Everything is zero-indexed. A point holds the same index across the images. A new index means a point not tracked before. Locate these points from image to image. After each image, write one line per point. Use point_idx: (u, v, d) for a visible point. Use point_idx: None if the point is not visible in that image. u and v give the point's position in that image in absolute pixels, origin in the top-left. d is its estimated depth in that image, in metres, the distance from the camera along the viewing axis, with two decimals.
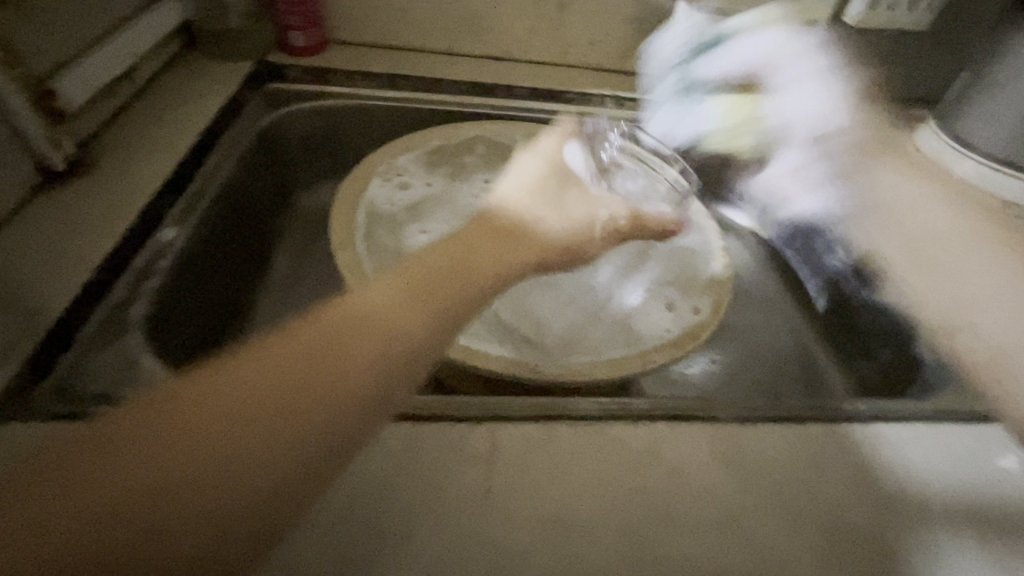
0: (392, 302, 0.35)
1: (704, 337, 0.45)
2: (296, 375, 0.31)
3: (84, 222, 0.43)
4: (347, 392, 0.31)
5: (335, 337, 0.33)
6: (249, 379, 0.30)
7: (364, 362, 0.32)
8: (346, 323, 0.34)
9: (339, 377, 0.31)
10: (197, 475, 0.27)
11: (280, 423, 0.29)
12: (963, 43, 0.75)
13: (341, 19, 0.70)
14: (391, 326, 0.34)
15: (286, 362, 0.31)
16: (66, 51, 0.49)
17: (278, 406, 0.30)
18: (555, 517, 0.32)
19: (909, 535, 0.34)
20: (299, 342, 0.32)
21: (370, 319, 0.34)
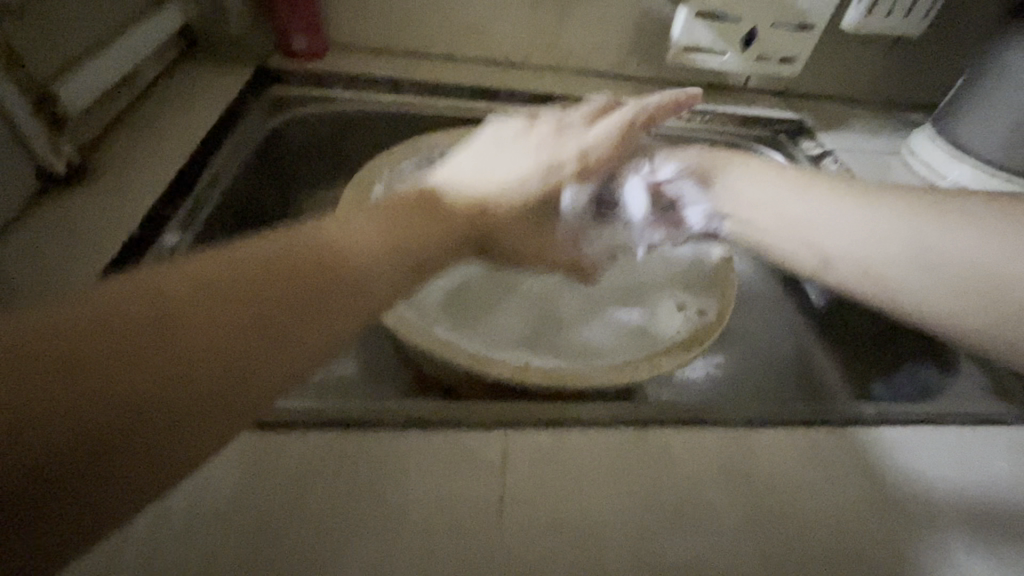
0: (341, 256, 0.30)
1: (710, 340, 0.46)
2: (252, 300, 0.26)
3: (87, 228, 0.43)
4: (296, 339, 0.26)
5: (291, 273, 0.28)
6: (189, 292, 0.24)
7: (312, 310, 0.27)
8: (298, 259, 0.29)
9: (298, 325, 0.27)
10: (131, 342, 0.22)
11: (225, 354, 0.24)
12: (957, 51, 0.76)
13: (342, 25, 0.70)
14: (341, 277, 0.29)
15: (241, 289, 0.26)
16: (68, 55, 0.48)
17: (224, 325, 0.24)
18: (568, 525, 0.32)
19: (921, 540, 0.34)
20: (259, 269, 0.27)
21: (318, 263, 0.29)
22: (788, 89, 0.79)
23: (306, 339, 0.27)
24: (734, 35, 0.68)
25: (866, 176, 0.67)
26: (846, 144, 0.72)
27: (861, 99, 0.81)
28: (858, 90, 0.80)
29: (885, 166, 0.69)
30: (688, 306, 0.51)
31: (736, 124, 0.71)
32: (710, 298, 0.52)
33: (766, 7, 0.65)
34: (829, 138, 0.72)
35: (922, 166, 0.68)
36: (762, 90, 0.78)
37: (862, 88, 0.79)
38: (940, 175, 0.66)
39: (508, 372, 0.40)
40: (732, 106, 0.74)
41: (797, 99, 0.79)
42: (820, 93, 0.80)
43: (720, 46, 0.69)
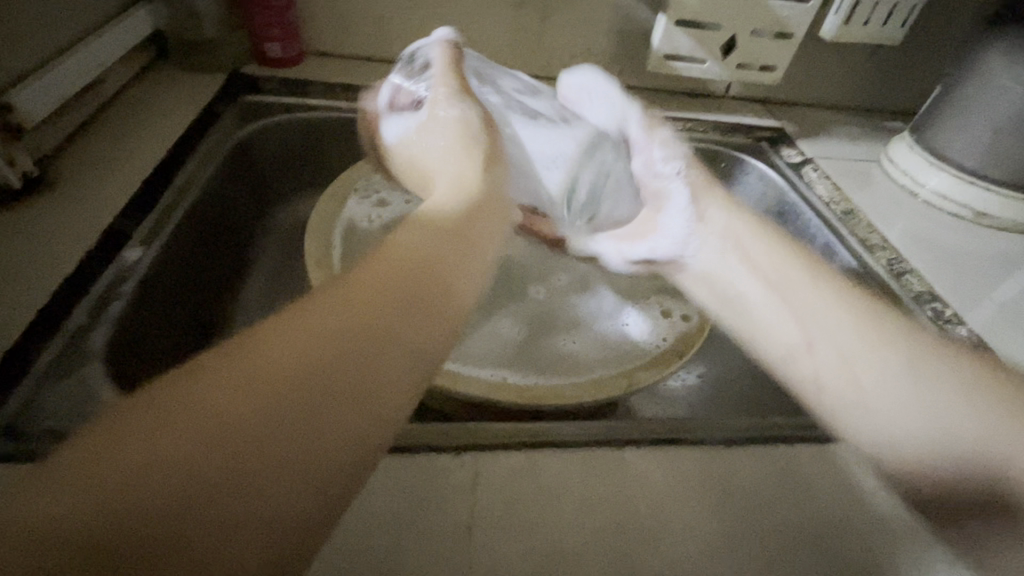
0: (341, 350, 0.21)
1: (691, 352, 0.45)
2: (254, 435, 0.18)
3: (43, 244, 0.41)
4: (316, 471, 0.19)
5: (301, 375, 0.20)
6: (169, 439, 0.17)
7: (337, 423, 0.20)
8: (300, 354, 0.20)
9: (321, 454, 0.19)
10: (92, 535, 0.16)
11: (230, 515, 0.17)
12: (934, 59, 0.76)
13: (319, 31, 0.68)
14: (355, 373, 0.21)
15: (241, 418, 0.18)
16: (23, 64, 0.46)
17: (220, 475, 0.17)
18: (542, 552, 0.31)
19: (902, 558, 0.33)
20: (258, 383, 0.19)
21: (325, 355, 0.21)
22: (768, 96, 0.79)
23: (332, 473, 0.19)
24: (714, 43, 0.67)
25: (846, 183, 0.67)
26: (826, 152, 0.72)
27: (841, 106, 0.81)
28: (838, 98, 0.80)
29: (864, 173, 0.69)
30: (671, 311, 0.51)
31: (717, 131, 0.71)
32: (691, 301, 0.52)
33: (745, 15, 0.65)
34: (809, 145, 0.72)
35: (901, 174, 0.68)
36: (742, 98, 0.78)
37: (841, 95, 0.80)
38: (918, 183, 0.66)
39: (482, 390, 0.39)
40: (713, 114, 0.74)
41: (778, 106, 0.79)
42: (800, 100, 0.80)
43: (700, 54, 0.68)
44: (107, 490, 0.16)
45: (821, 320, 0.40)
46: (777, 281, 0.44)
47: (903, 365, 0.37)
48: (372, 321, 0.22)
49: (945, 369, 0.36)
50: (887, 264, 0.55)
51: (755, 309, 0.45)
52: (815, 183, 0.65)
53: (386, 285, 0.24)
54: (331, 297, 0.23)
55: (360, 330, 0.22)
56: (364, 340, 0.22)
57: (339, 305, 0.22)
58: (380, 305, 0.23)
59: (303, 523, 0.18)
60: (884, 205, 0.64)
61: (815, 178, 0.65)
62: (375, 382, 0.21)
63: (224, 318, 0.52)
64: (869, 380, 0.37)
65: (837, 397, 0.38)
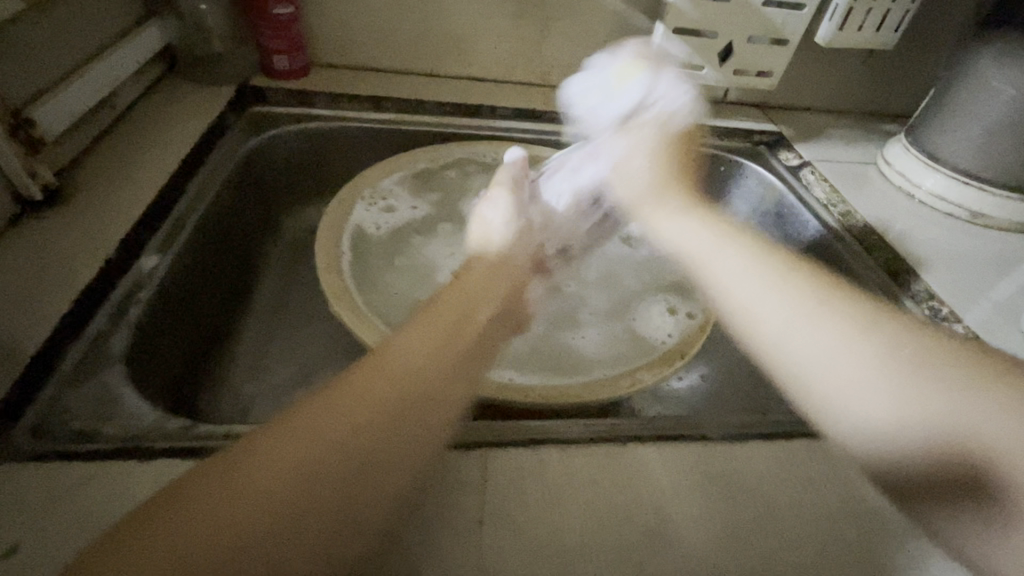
0: (395, 410, 0.29)
1: (692, 351, 0.46)
2: (339, 465, 0.26)
3: (64, 252, 0.42)
4: (383, 491, 0.27)
5: (361, 425, 0.28)
6: (284, 464, 0.26)
7: (391, 459, 0.28)
8: (364, 409, 0.28)
9: (382, 483, 0.27)
10: (241, 528, 0.23)
11: (326, 521, 0.25)
12: (929, 62, 0.78)
13: (325, 43, 0.70)
14: (401, 424, 0.29)
15: (327, 449, 0.27)
16: (42, 80, 0.48)
17: (318, 489, 0.25)
18: (549, 546, 0.32)
19: (900, 548, 0.34)
20: (333, 424, 0.27)
21: (381, 414, 0.29)
22: (766, 101, 0.80)
23: (394, 494, 0.28)
24: (711, 50, 0.69)
25: (843, 185, 0.68)
26: (824, 154, 0.73)
27: (838, 109, 0.82)
28: (834, 101, 0.81)
29: (861, 175, 0.71)
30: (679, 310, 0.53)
31: (716, 136, 0.72)
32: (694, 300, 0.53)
33: (741, 22, 0.66)
34: (806, 148, 0.74)
35: (897, 175, 0.69)
36: (740, 103, 0.79)
37: (838, 99, 0.81)
38: (914, 185, 0.67)
39: (489, 390, 0.40)
40: (712, 119, 0.75)
41: (775, 111, 0.80)
42: (797, 104, 0.81)
43: (698, 61, 0.70)
44: (249, 495, 0.24)
45: (802, 323, 0.37)
46: (806, 304, 0.37)
47: (899, 356, 0.33)
48: (418, 387, 0.31)
49: (919, 354, 0.33)
50: (884, 264, 0.56)
51: (751, 309, 0.39)
52: (812, 185, 0.66)
53: (425, 357, 0.32)
54: (385, 366, 0.31)
55: (408, 395, 0.30)
56: (411, 401, 0.30)
57: (388, 373, 0.31)
58: (423, 373, 0.31)
59: (373, 526, 0.26)
60: (881, 206, 0.65)
61: (812, 180, 0.67)
62: (422, 433, 0.30)
63: (235, 324, 0.54)
64: (843, 371, 0.34)
65: (816, 384, 0.35)
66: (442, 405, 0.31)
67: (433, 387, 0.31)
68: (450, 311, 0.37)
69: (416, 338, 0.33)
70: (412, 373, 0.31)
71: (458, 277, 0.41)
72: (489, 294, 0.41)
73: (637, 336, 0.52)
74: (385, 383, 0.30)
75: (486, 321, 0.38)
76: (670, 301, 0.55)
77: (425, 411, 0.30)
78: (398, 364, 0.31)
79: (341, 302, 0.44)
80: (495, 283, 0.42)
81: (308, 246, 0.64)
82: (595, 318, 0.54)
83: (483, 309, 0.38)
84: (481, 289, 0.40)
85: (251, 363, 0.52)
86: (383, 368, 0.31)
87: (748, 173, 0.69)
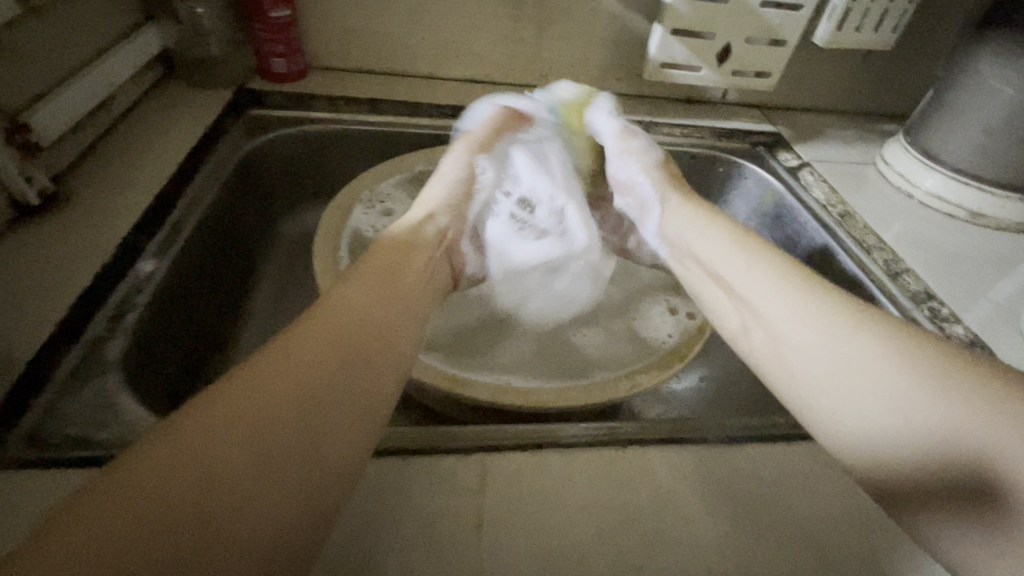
0: (323, 374, 0.29)
1: (691, 354, 0.46)
2: (267, 430, 0.26)
3: (61, 257, 0.42)
4: (318, 454, 0.27)
5: (286, 389, 0.28)
6: (209, 434, 0.25)
7: (324, 417, 0.28)
8: (288, 375, 0.28)
9: (318, 444, 0.27)
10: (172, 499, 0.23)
11: (262, 487, 0.24)
12: (927, 62, 0.78)
13: (323, 46, 0.70)
14: (327, 389, 0.29)
15: (252, 417, 0.26)
16: (38, 84, 0.48)
17: (247, 456, 0.25)
18: (549, 550, 0.32)
19: (900, 550, 0.34)
20: (256, 393, 0.27)
21: (307, 378, 0.29)
22: (764, 102, 0.80)
23: (330, 455, 0.27)
24: (709, 51, 0.69)
25: (842, 185, 0.68)
26: (823, 155, 0.73)
27: (836, 109, 0.82)
28: (832, 102, 0.81)
29: (860, 176, 0.71)
30: (679, 310, 0.53)
31: (715, 137, 0.72)
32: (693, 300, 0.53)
33: (739, 23, 0.66)
34: (805, 148, 0.74)
35: (896, 176, 0.69)
36: (738, 103, 0.79)
37: (836, 99, 0.81)
38: (913, 184, 0.67)
39: (487, 394, 0.40)
40: (710, 120, 0.75)
41: (774, 111, 0.80)
42: (795, 105, 0.81)
43: (696, 62, 0.70)
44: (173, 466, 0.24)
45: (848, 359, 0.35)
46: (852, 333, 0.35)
47: (941, 390, 0.31)
48: (341, 351, 0.31)
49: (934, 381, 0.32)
50: (884, 264, 0.56)
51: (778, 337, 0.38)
52: (811, 185, 0.66)
53: (347, 325, 0.32)
54: (306, 334, 0.31)
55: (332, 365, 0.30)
56: (337, 367, 0.30)
57: (312, 342, 0.30)
58: (346, 341, 0.31)
59: (315, 488, 0.26)
60: (880, 206, 0.65)
61: (811, 181, 0.67)
62: (349, 395, 0.30)
63: (233, 327, 0.54)
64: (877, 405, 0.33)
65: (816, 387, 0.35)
66: (368, 369, 0.31)
67: (353, 351, 0.31)
68: (368, 289, 0.35)
69: (338, 306, 0.33)
70: (337, 338, 0.31)
71: (376, 245, 0.40)
72: (402, 265, 0.39)
73: (636, 338, 0.52)
74: (310, 350, 0.30)
75: (395, 297, 0.36)
76: (670, 301, 0.55)
77: (352, 376, 0.30)
78: (323, 334, 0.31)
79: None
80: (405, 254, 0.40)
81: (306, 249, 0.64)
82: (594, 320, 0.54)
83: (401, 283, 0.38)
84: (400, 260, 0.39)
85: None
86: (305, 337, 0.31)
87: (748, 174, 0.69)
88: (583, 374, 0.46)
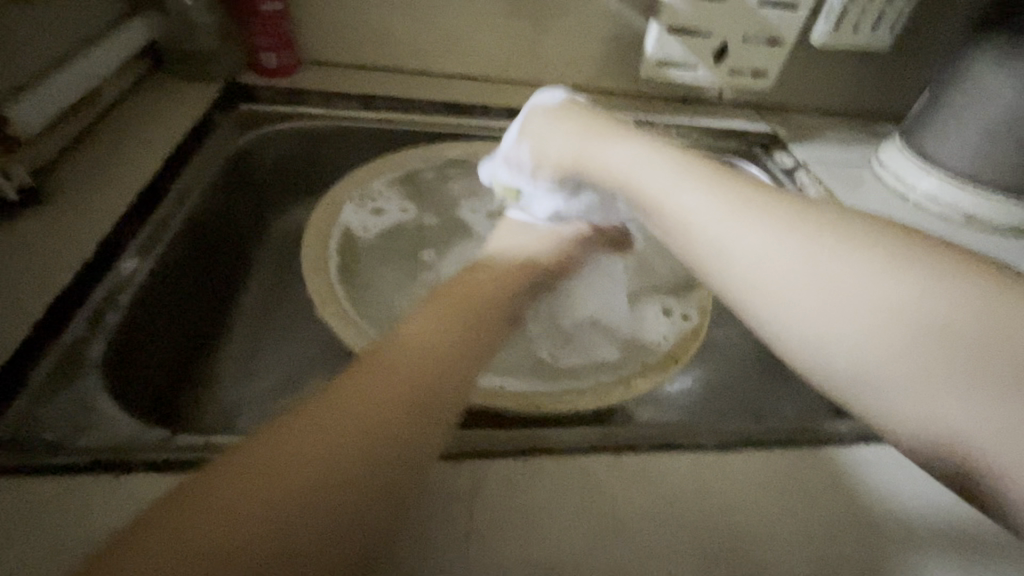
0: (388, 412, 0.28)
1: (686, 358, 0.45)
2: (340, 459, 0.26)
3: (41, 256, 0.41)
4: (385, 490, 0.26)
5: (356, 422, 0.27)
6: (285, 464, 0.25)
7: (388, 448, 0.27)
8: (360, 410, 0.28)
9: (387, 479, 0.27)
10: (253, 523, 0.23)
11: (331, 517, 0.24)
12: (924, 63, 0.77)
13: (314, 41, 0.69)
14: (395, 424, 0.28)
15: (321, 446, 0.26)
16: (18, 76, 0.46)
17: (323, 485, 0.25)
18: (541, 559, 0.31)
19: (895, 559, 0.34)
20: (327, 422, 0.27)
21: (370, 411, 0.28)
22: (761, 102, 0.79)
23: (390, 491, 0.26)
24: (706, 50, 0.68)
25: (838, 186, 0.68)
26: (819, 155, 0.73)
27: (832, 110, 0.82)
28: (829, 102, 0.81)
29: (857, 177, 0.70)
30: (674, 312, 0.52)
31: (711, 137, 0.71)
32: (687, 301, 0.53)
33: (737, 22, 0.65)
34: (802, 149, 0.73)
35: (891, 177, 0.69)
36: (735, 103, 0.79)
37: (833, 100, 0.81)
38: (908, 186, 0.67)
39: (480, 398, 0.39)
40: (708, 120, 0.74)
41: (771, 111, 0.80)
42: (792, 105, 0.81)
43: (693, 61, 0.69)
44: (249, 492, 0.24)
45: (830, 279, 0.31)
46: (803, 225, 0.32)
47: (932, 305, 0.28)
48: (407, 387, 0.30)
49: None
50: None
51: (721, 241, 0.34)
52: (807, 187, 0.65)
53: (412, 363, 0.31)
54: (372, 372, 0.30)
55: (403, 400, 0.29)
56: (402, 408, 0.29)
57: (377, 376, 0.30)
58: (408, 376, 0.30)
59: (382, 516, 0.26)
60: (877, 208, 0.65)
61: (807, 182, 0.66)
62: (413, 433, 0.29)
63: (220, 327, 0.53)
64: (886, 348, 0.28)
65: None
66: (430, 405, 0.30)
67: (421, 393, 0.30)
68: (427, 321, 0.35)
69: (406, 344, 0.33)
70: (399, 375, 0.30)
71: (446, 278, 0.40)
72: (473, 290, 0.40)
73: (630, 339, 0.51)
74: (373, 384, 0.29)
75: (469, 332, 0.35)
76: (666, 303, 0.54)
77: (418, 411, 0.29)
78: (392, 369, 0.30)
79: (328, 306, 0.43)
80: (478, 280, 0.41)
81: (297, 247, 0.63)
82: (587, 323, 0.53)
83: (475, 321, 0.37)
84: (472, 282, 0.40)
85: (237, 368, 0.51)
86: (374, 371, 0.30)
87: (743, 175, 0.69)
88: (575, 379, 0.46)
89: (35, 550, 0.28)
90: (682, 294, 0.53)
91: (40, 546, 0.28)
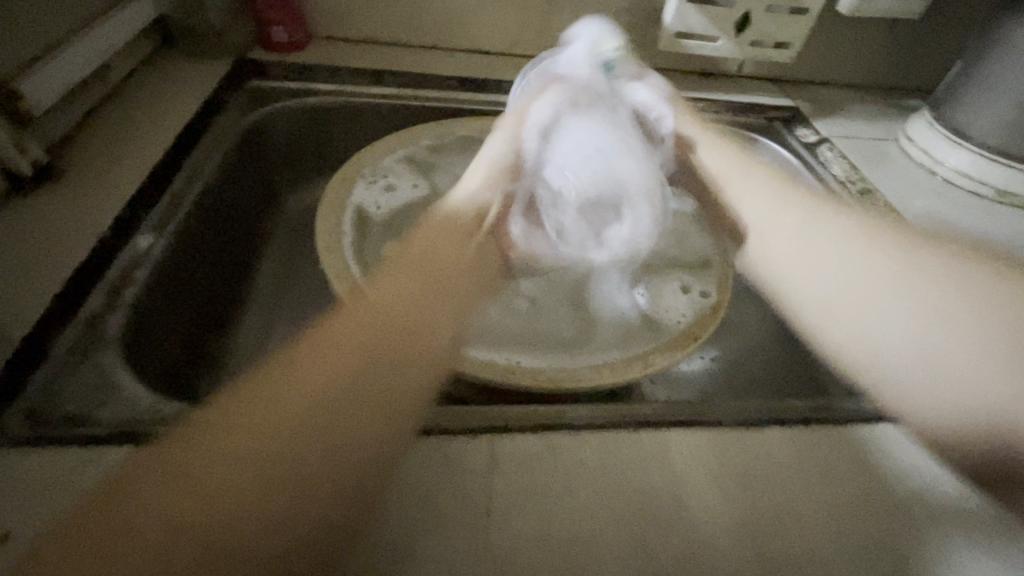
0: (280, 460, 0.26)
1: (706, 336, 0.44)
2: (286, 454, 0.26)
3: (58, 230, 0.41)
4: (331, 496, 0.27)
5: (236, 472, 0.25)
6: (176, 484, 0.25)
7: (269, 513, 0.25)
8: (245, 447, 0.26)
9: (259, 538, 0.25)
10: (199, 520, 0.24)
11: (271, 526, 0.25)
12: (957, 32, 0.74)
13: (323, 14, 0.67)
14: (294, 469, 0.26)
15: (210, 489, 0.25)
16: (27, 51, 0.46)
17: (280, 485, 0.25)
18: (560, 535, 0.31)
19: (923, 539, 0.33)
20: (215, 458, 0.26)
21: (262, 456, 0.26)
22: (782, 74, 0.77)
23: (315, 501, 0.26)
24: (727, 19, 0.66)
25: (863, 162, 0.65)
26: (844, 130, 0.70)
27: (857, 83, 0.79)
28: (854, 75, 0.78)
29: (882, 152, 0.68)
30: (692, 289, 0.51)
31: (730, 112, 0.69)
32: (704, 276, 0.52)
33: None
34: (826, 124, 0.71)
35: (919, 153, 0.66)
36: (755, 76, 0.76)
37: (858, 73, 0.78)
38: (936, 161, 0.65)
39: (496, 374, 0.39)
40: (728, 94, 0.72)
41: (793, 84, 0.77)
42: (815, 78, 0.78)
43: (713, 31, 0.67)
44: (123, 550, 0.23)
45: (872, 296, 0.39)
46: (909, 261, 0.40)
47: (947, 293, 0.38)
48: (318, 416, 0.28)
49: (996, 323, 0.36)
50: None
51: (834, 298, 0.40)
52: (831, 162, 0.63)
53: (312, 396, 0.28)
54: (272, 384, 0.28)
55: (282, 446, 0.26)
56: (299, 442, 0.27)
57: (264, 401, 0.28)
58: (294, 418, 0.27)
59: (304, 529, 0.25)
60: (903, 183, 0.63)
61: (831, 157, 0.64)
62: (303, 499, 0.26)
63: (235, 304, 0.53)
64: (903, 354, 0.37)
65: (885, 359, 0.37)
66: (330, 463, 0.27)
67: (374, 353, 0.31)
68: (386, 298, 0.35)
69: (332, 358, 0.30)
70: (269, 410, 0.27)
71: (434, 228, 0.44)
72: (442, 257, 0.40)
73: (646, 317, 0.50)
74: (255, 414, 0.27)
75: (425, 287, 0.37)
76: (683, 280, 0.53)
77: (313, 463, 0.26)
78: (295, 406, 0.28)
79: (343, 281, 0.42)
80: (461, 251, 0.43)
81: (309, 226, 0.63)
82: (601, 301, 0.52)
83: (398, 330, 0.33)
84: (434, 252, 0.40)
85: (253, 344, 0.51)
86: (259, 402, 0.28)
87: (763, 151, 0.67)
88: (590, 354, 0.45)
89: (60, 517, 0.28)
90: (701, 271, 0.52)
91: (64, 514, 0.28)
